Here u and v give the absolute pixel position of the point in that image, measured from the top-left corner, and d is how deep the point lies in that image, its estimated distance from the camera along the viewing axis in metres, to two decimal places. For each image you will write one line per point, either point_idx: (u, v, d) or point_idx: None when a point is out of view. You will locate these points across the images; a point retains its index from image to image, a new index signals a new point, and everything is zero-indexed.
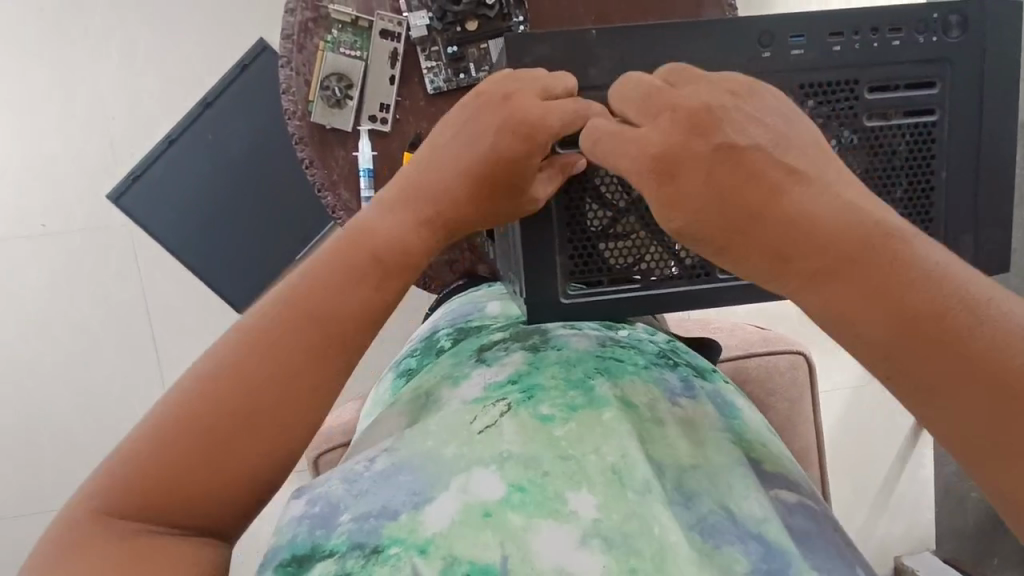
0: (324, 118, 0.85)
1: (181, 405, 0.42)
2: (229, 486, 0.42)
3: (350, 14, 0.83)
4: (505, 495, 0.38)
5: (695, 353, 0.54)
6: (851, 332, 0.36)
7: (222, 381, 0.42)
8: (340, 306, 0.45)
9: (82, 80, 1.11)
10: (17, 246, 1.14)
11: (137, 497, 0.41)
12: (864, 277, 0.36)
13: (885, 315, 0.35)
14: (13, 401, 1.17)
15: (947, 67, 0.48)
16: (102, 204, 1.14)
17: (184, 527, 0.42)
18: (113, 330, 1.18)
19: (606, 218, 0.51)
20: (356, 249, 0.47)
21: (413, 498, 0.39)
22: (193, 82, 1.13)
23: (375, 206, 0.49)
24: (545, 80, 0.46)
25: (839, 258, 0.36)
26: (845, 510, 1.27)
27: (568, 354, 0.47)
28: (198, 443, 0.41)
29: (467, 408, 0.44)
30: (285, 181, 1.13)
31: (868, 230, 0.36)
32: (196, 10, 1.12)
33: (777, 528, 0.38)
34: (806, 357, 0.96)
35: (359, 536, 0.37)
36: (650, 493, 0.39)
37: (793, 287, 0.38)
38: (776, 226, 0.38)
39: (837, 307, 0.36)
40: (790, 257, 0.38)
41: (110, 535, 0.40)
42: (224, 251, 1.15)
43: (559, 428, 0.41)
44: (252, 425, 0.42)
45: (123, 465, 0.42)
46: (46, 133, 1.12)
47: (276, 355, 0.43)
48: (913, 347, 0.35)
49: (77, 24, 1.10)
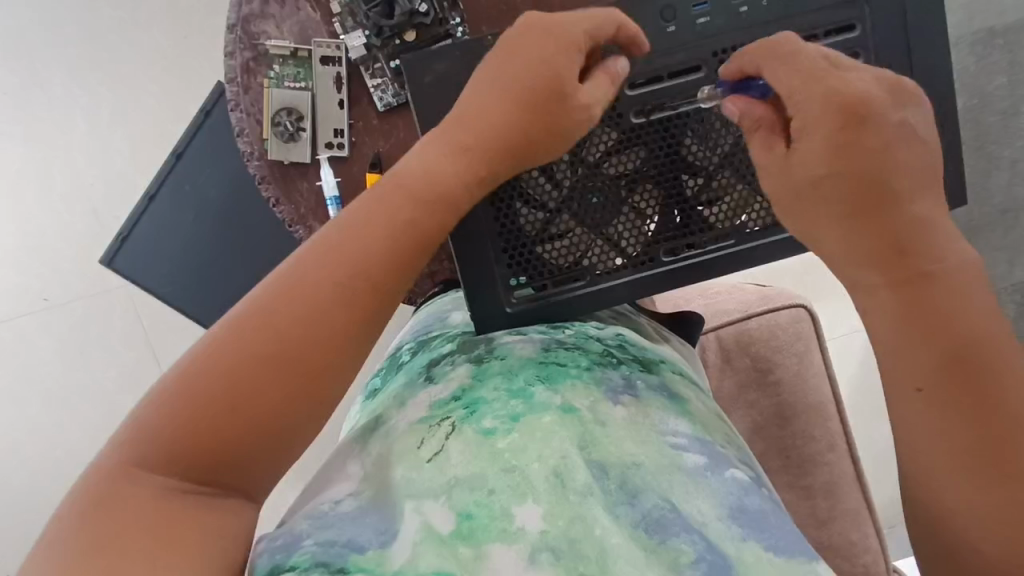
0: (281, 154, 0.83)
1: (220, 352, 0.44)
2: (275, 439, 0.44)
3: (288, 47, 0.82)
4: (455, 525, 0.40)
5: (647, 342, 0.53)
6: (918, 337, 0.42)
7: (260, 330, 0.44)
8: (366, 251, 0.47)
9: (58, 153, 1.14)
10: (25, 323, 1.17)
11: (169, 447, 0.42)
12: (929, 300, 0.42)
13: (942, 341, 0.41)
14: (45, 472, 1.21)
15: (863, 9, 0.50)
16: (96, 269, 1.17)
17: (215, 485, 0.43)
18: (126, 387, 1.20)
19: (540, 221, 0.51)
20: (384, 200, 0.48)
21: (381, 537, 0.40)
22: (162, 137, 1.15)
23: (408, 158, 0.50)
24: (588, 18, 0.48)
25: (919, 279, 0.42)
26: (887, 456, 1.21)
27: (511, 363, 0.47)
28: (235, 392, 0.43)
29: (414, 430, 0.45)
30: (264, 221, 1.12)
31: (947, 265, 0.42)
32: (154, 68, 1.14)
33: (719, 524, 0.41)
34: (807, 310, 0.94)
35: (323, 556, 0.39)
36: (591, 495, 0.41)
37: (873, 281, 0.44)
38: (875, 236, 0.43)
39: (905, 309, 0.42)
40: (883, 259, 0.43)
41: (147, 491, 0.41)
42: (218, 294, 1.14)
43: (501, 441, 0.43)
44: (291, 369, 0.44)
45: (155, 418, 0.43)
46: (32, 212, 1.15)
47: (307, 304, 0.45)
48: (956, 369, 0.41)
49: (44, 102, 1.13)
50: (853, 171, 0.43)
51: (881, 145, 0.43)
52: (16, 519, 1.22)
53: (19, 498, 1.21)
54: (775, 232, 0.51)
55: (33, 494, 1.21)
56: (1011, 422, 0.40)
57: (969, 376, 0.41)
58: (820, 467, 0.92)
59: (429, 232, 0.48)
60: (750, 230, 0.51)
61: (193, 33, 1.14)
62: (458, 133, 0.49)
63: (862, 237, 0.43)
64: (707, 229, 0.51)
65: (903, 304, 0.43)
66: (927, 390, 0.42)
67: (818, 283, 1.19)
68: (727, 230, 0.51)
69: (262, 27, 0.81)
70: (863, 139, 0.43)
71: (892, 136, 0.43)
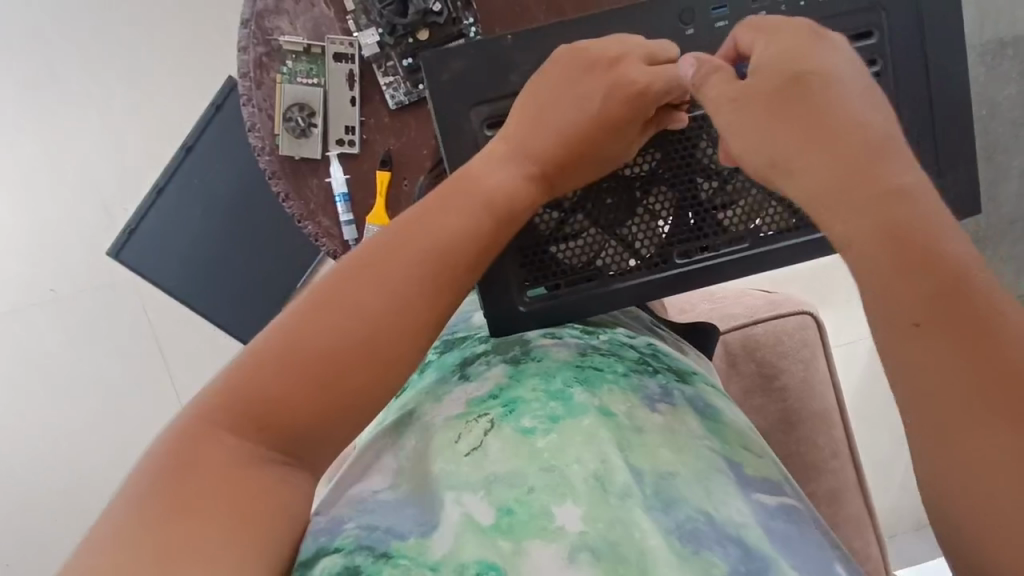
0: (292, 150, 0.84)
1: (298, 324, 0.43)
2: (352, 419, 0.43)
3: (301, 43, 0.82)
4: (494, 519, 0.40)
5: (678, 354, 0.55)
6: (897, 263, 0.38)
7: (339, 304, 0.43)
8: (452, 235, 0.46)
9: (68, 145, 1.14)
10: (32, 314, 1.18)
11: (243, 413, 0.41)
12: (902, 225, 0.39)
13: (922, 265, 0.37)
14: (50, 463, 1.21)
15: (881, 15, 0.50)
16: (105, 262, 1.17)
17: (290, 457, 0.42)
18: (132, 380, 1.20)
19: (555, 221, 0.52)
20: (462, 188, 0.47)
21: (420, 526, 0.41)
22: (172, 131, 1.15)
23: (478, 155, 0.49)
24: (647, 48, 0.49)
25: (891, 203, 0.39)
26: (889, 464, 1.21)
27: (548, 364, 0.48)
28: (314, 367, 0.42)
29: (452, 425, 0.46)
30: (274, 217, 1.13)
31: (915, 193, 0.40)
32: (166, 62, 1.14)
33: (757, 534, 0.41)
34: (813, 316, 0.94)
35: (367, 540, 0.41)
36: (630, 497, 0.41)
37: (843, 209, 0.40)
38: (837, 162, 0.41)
39: (878, 234, 0.39)
40: (851, 184, 0.40)
41: (224, 456, 0.40)
42: (226, 288, 1.16)
43: (541, 440, 0.43)
44: (371, 348, 0.43)
45: (233, 379, 0.42)
46: (42, 203, 1.15)
47: (392, 285, 0.44)
48: (943, 294, 0.37)
49: (56, 95, 1.13)
50: (802, 101, 0.43)
51: (822, 81, 0.44)
52: (20, 509, 1.22)
53: (21, 487, 1.21)
54: (789, 238, 0.51)
55: (36, 484, 1.21)
56: (1008, 344, 0.35)
57: (956, 302, 0.36)
58: (824, 474, 0.92)
59: (498, 227, 0.47)
60: (763, 234, 0.51)
61: (206, 28, 1.14)
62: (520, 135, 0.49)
63: (828, 162, 0.41)
64: (721, 232, 0.51)
65: (876, 229, 0.39)
66: (925, 324, 0.37)
67: (823, 290, 1.20)
68: (741, 233, 0.52)
69: (276, 23, 0.82)
70: (805, 72, 0.44)
71: (834, 76, 0.44)
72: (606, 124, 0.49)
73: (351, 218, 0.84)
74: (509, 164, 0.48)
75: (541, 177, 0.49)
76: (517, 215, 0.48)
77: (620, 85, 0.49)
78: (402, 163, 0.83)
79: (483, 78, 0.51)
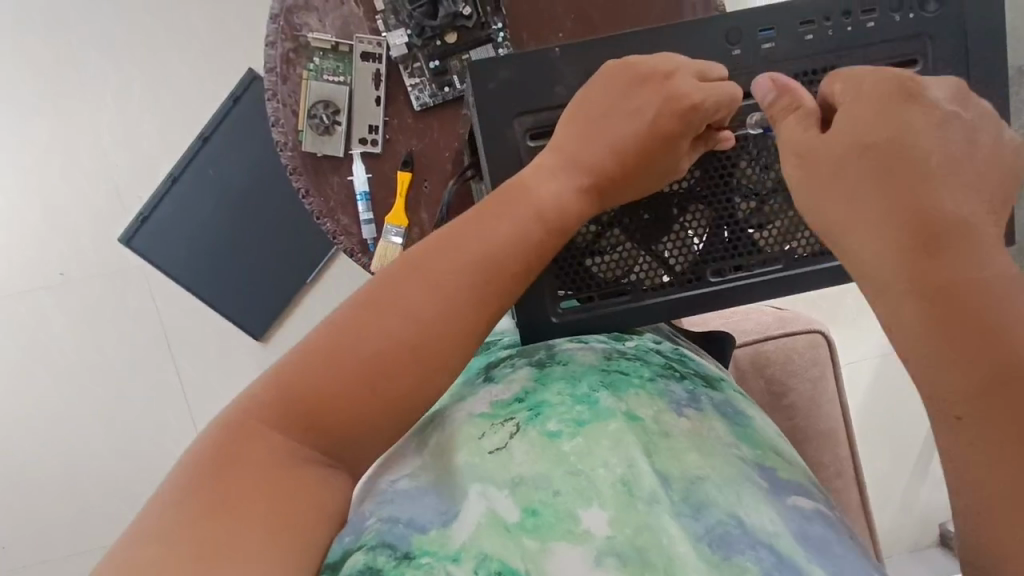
0: (315, 147, 0.83)
1: (340, 326, 0.43)
2: (390, 421, 0.43)
3: (329, 40, 0.81)
4: (519, 518, 0.41)
5: (705, 362, 0.55)
6: (948, 349, 0.36)
7: (381, 305, 0.44)
8: (494, 244, 0.46)
9: (84, 130, 1.14)
10: (41, 298, 1.17)
11: (283, 409, 0.42)
12: (969, 310, 0.36)
13: (982, 354, 0.35)
14: (51, 447, 1.20)
15: (925, 44, 0.50)
16: (115, 248, 1.17)
17: (329, 455, 0.43)
18: (138, 368, 1.20)
19: (592, 234, 0.52)
20: (510, 198, 0.48)
21: (442, 517, 0.42)
22: (191, 120, 1.15)
23: (529, 165, 0.49)
24: (697, 65, 0.49)
25: (960, 281, 0.37)
26: (889, 484, 1.21)
27: (574, 368, 0.49)
28: (360, 368, 0.42)
29: (476, 424, 0.46)
30: (290, 211, 1.15)
31: (991, 269, 0.37)
32: (188, 51, 1.14)
33: (789, 543, 0.40)
34: (824, 335, 0.94)
35: (389, 538, 0.41)
36: (658, 504, 0.41)
37: (907, 281, 0.38)
38: (907, 223, 0.39)
39: (935, 312, 0.37)
40: (926, 251, 0.38)
41: (267, 453, 0.40)
42: (234, 279, 1.16)
43: (567, 443, 0.44)
44: (413, 350, 0.43)
45: (278, 376, 0.43)
46: (55, 188, 1.15)
47: (434, 287, 0.44)
48: (1001, 392, 0.35)
49: (74, 80, 1.13)
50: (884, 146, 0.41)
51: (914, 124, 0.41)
52: (19, 494, 1.21)
53: (19, 471, 1.21)
54: (823, 260, 0.51)
55: (35, 468, 1.21)
56: None
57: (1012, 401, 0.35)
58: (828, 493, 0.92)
59: (548, 237, 0.47)
60: (798, 255, 0.52)
61: (230, 20, 1.14)
62: (567, 149, 0.49)
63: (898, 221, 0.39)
64: (756, 251, 0.52)
65: (929, 310, 0.37)
66: (967, 417, 0.36)
67: (831, 308, 1.20)
68: (776, 254, 0.52)
69: (304, 19, 0.81)
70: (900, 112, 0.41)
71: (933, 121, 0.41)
72: (655, 137, 0.49)
73: (370, 217, 0.83)
74: (558, 176, 0.48)
75: (589, 188, 0.49)
76: (567, 228, 0.48)
77: (671, 98, 0.49)
78: (424, 164, 0.82)
79: (528, 89, 0.52)
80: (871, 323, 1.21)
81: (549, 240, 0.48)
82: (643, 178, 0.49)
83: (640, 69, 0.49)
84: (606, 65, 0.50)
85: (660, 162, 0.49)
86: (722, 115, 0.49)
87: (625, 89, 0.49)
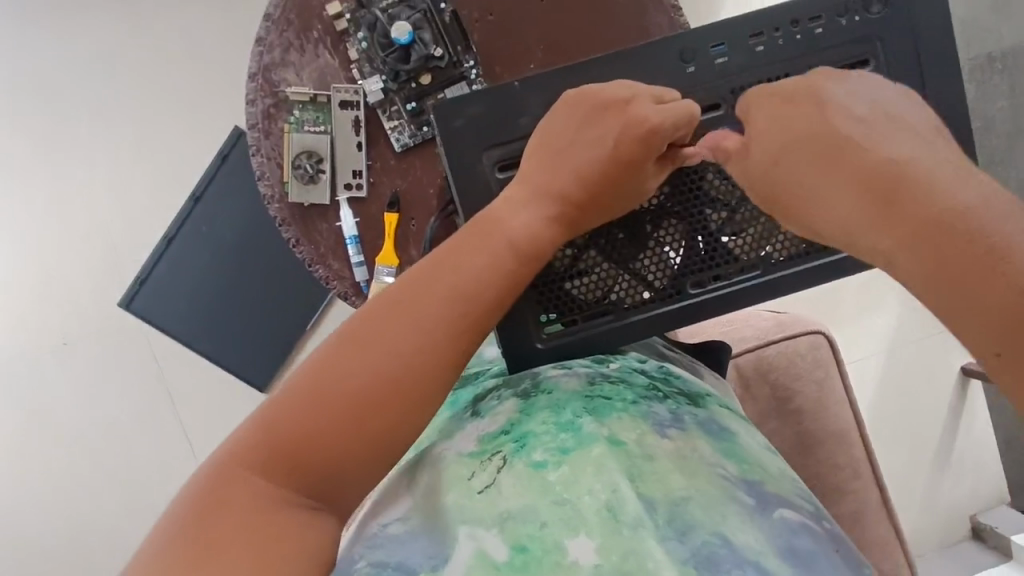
0: (302, 197, 0.84)
1: (321, 369, 0.44)
2: (380, 462, 0.43)
3: (307, 92, 0.83)
4: (509, 557, 0.40)
5: (691, 376, 0.55)
6: (960, 290, 0.35)
7: (362, 348, 0.44)
8: (470, 277, 0.47)
9: (78, 198, 1.16)
10: (43, 365, 1.18)
11: (270, 457, 0.42)
12: (963, 245, 0.36)
13: (998, 284, 0.34)
14: (60, 515, 1.20)
15: (876, 45, 0.51)
16: (114, 311, 1.18)
17: (317, 500, 0.43)
18: (143, 427, 1.20)
19: (570, 259, 0.53)
20: (484, 231, 0.48)
21: (430, 559, 0.41)
22: (180, 179, 1.17)
23: (500, 198, 0.50)
24: (651, 88, 0.51)
25: (936, 219, 0.37)
26: (911, 481, 1.19)
27: (557, 396, 0.48)
28: (345, 411, 0.42)
29: (463, 462, 0.46)
30: (284, 259, 1.16)
31: (961, 196, 0.37)
32: (174, 113, 1.17)
33: (775, 560, 0.40)
34: (825, 335, 0.93)
35: None
36: (643, 528, 0.40)
37: (888, 241, 0.39)
38: (860, 191, 0.40)
39: (932, 255, 0.36)
40: (890, 205, 0.39)
41: (254, 504, 0.40)
42: (233, 331, 1.17)
43: (552, 473, 0.43)
44: (397, 390, 0.43)
45: (262, 425, 0.43)
46: (52, 256, 1.17)
47: (414, 323, 0.45)
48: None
49: (65, 150, 1.16)
50: (802, 141, 0.44)
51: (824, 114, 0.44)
52: (32, 564, 1.20)
53: (30, 540, 1.20)
54: (798, 262, 0.52)
55: (46, 537, 1.20)
56: None
57: None
58: (846, 494, 0.90)
59: (524, 266, 0.48)
60: (775, 260, 0.52)
61: (213, 80, 1.17)
62: (536, 179, 0.50)
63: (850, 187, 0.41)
64: (733, 260, 0.52)
65: (922, 256, 0.37)
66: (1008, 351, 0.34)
67: (831, 307, 1.19)
68: (753, 260, 0.52)
69: (282, 74, 0.82)
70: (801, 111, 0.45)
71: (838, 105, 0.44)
72: (622, 160, 0.50)
73: (360, 260, 0.84)
74: (531, 205, 0.49)
75: (561, 214, 0.50)
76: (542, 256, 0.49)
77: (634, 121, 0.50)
78: (410, 203, 0.84)
79: (494, 123, 0.53)
80: (873, 319, 1.20)
81: (525, 269, 0.48)
82: (614, 201, 0.50)
83: (599, 96, 0.51)
84: (563, 95, 0.51)
85: (630, 184, 0.50)
86: (685, 133, 0.50)
87: (585, 118, 0.51)
